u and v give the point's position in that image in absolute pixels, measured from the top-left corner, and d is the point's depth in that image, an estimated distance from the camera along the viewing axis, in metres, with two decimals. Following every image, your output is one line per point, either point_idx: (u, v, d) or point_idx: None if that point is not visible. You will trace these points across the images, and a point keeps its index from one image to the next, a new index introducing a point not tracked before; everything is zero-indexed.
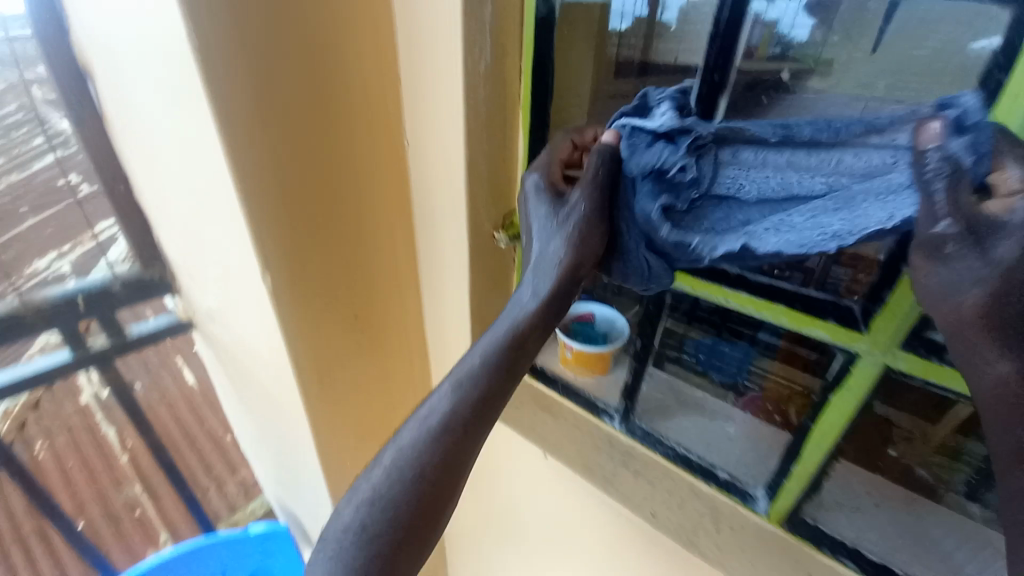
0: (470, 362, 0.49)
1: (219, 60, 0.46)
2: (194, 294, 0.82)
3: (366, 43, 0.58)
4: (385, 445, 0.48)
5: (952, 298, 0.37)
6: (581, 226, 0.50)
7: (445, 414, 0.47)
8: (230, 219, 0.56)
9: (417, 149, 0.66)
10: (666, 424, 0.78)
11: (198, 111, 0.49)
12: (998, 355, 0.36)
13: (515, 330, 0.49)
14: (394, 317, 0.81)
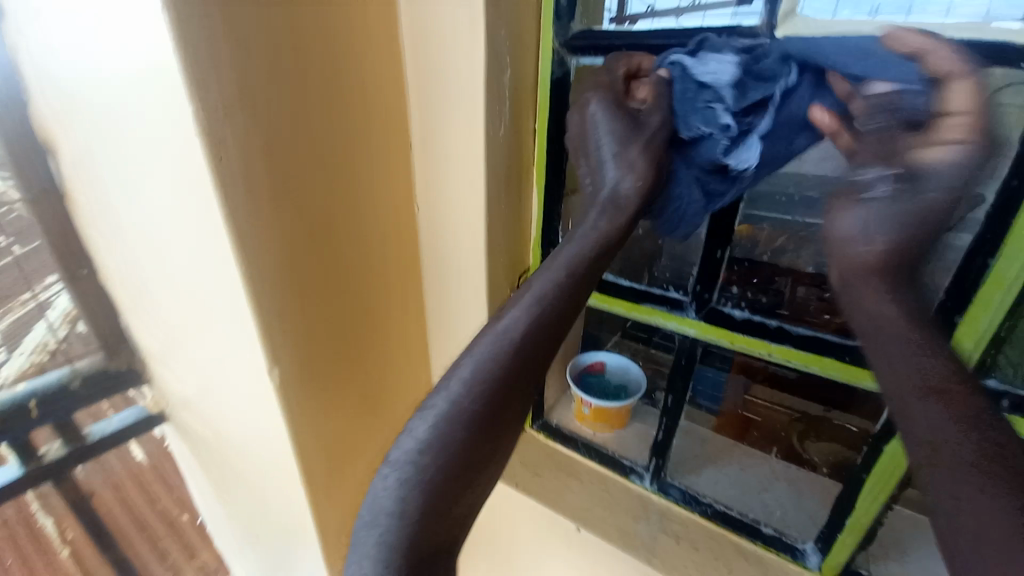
0: (546, 284, 0.46)
1: (221, 95, 0.39)
2: (167, 383, 0.73)
3: (374, 54, 0.52)
4: (445, 377, 0.45)
5: (857, 240, 0.39)
6: (651, 150, 0.47)
7: (525, 329, 0.45)
8: (226, 294, 0.48)
9: (432, 213, 0.63)
10: (700, 478, 0.75)
11: (190, 160, 0.41)
12: (886, 291, 0.39)
13: (593, 247, 0.47)
14: (402, 390, 0.74)
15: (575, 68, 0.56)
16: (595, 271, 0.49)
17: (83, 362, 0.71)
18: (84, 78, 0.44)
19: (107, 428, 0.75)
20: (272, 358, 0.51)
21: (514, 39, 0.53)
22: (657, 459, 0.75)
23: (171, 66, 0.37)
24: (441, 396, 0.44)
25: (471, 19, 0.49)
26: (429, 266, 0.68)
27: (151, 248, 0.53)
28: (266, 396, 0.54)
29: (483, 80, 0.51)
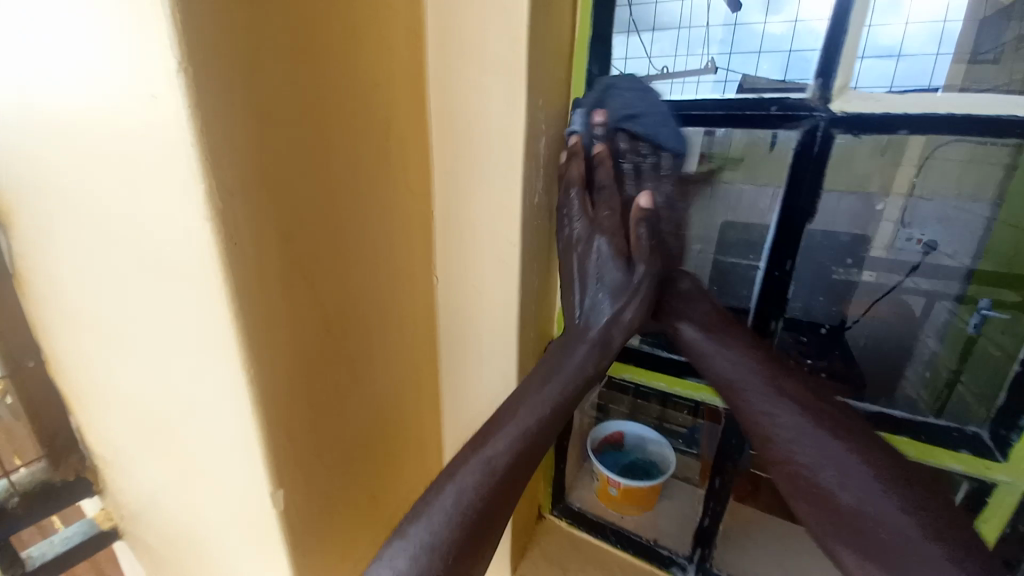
0: (529, 416, 0.46)
1: (234, 143, 0.33)
2: (123, 495, 0.62)
3: (399, 93, 0.47)
4: (425, 499, 0.44)
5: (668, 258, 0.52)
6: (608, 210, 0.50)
7: (507, 457, 0.44)
8: (220, 391, 0.39)
9: (452, 286, 0.57)
10: (748, 565, 0.67)
11: (191, 222, 0.33)
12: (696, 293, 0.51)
13: (577, 385, 0.47)
14: (413, 487, 0.64)
15: None
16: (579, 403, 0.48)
17: (20, 474, 0.62)
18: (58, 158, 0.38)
19: (50, 549, 0.65)
20: (275, 475, 0.42)
21: (548, 110, 0.50)
22: (702, 547, 0.67)
23: (183, 143, 0.31)
24: (420, 523, 0.43)
25: (510, 89, 0.46)
26: (446, 343, 0.61)
27: (121, 341, 0.45)
28: (264, 520, 0.44)
29: (521, 152, 0.47)
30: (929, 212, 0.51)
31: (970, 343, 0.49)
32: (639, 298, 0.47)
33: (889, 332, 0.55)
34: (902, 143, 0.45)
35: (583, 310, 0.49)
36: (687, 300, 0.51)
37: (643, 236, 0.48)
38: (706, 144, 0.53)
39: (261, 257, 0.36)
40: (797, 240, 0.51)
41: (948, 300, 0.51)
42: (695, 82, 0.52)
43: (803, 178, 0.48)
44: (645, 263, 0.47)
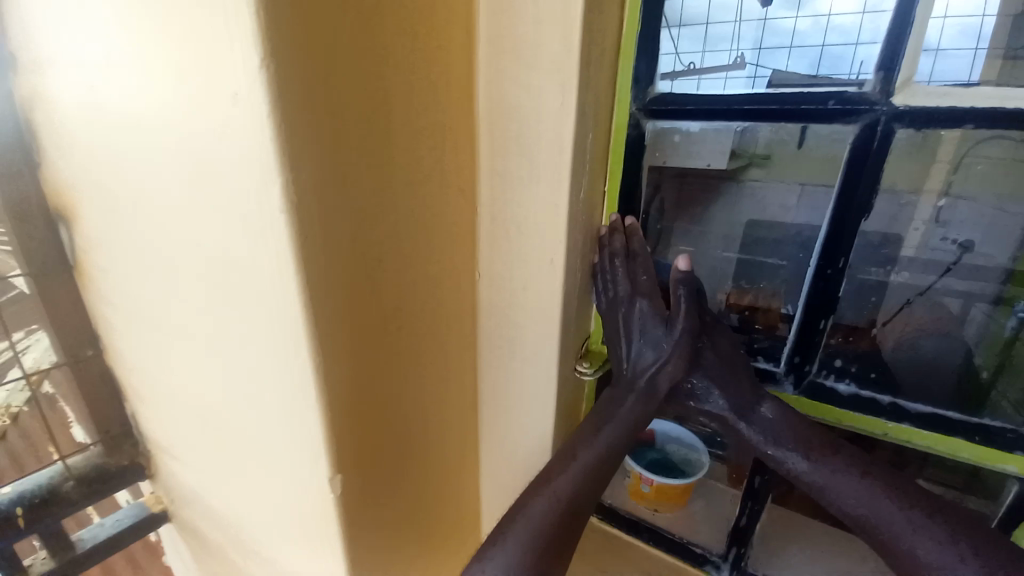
0: (590, 456, 0.50)
1: (303, 142, 0.33)
2: (173, 479, 0.65)
3: (449, 90, 0.48)
4: (500, 526, 0.48)
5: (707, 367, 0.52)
6: (644, 276, 0.54)
7: (573, 481, 0.49)
8: (281, 382, 0.41)
9: (493, 284, 0.58)
10: (782, 563, 0.66)
11: (266, 218, 0.35)
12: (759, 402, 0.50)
13: (627, 430, 0.51)
14: (452, 481, 0.65)
15: (649, 131, 0.56)
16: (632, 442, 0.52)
17: (76, 459, 0.65)
18: (134, 160, 0.41)
19: (100, 533, 0.68)
20: (334, 464, 0.43)
21: (596, 107, 0.51)
22: (738, 547, 0.67)
23: (265, 143, 0.32)
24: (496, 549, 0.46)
25: (561, 87, 0.46)
26: (486, 340, 0.62)
27: (180, 334, 0.47)
28: (320, 506, 0.46)
29: (570, 150, 0.48)
30: (968, 213, 0.49)
31: (1009, 345, 0.48)
32: (676, 353, 0.51)
33: (924, 335, 0.53)
34: (937, 140, 0.44)
35: (627, 361, 0.54)
36: (741, 410, 0.50)
37: (683, 302, 0.51)
38: (736, 141, 0.53)
39: (324, 250, 0.37)
40: (848, 239, 0.50)
41: (985, 300, 0.50)
42: (724, 78, 0.52)
43: (861, 175, 0.48)
44: (684, 324, 0.51)
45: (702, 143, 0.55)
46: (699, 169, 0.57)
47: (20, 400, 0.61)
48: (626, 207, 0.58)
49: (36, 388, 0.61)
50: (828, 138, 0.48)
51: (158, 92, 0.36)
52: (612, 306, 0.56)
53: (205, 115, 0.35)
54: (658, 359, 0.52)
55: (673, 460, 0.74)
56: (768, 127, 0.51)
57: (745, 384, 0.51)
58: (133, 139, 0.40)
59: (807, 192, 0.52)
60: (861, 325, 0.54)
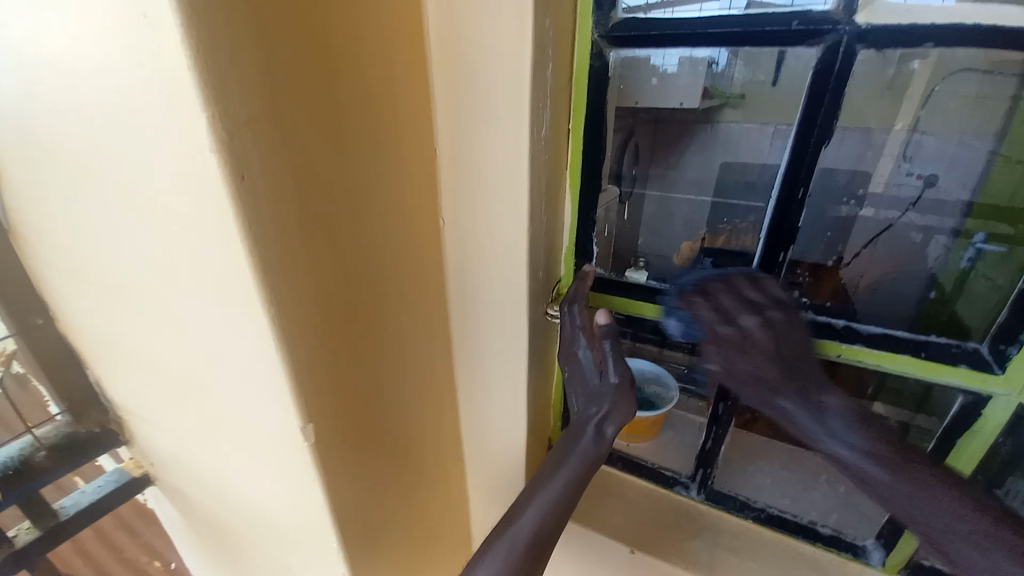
0: (546, 495, 0.51)
1: (230, 73, 0.31)
2: (149, 444, 0.64)
3: (397, 16, 0.45)
4: (490, 539, 0.50)
5: (756, 375, 0.55)
6: (585, 331, 0.58)
7: (560, 490, 0.52)
8: (238, 334, 0.40)
9: (460, 229, 0.58)
10: (745, 481, 0.72)
11: (198, 161, 0.32)
12: (825, 390, 0.53)
13: (585, 465, 0.53)
14: (432, 428, 0.67)
15: (613, 62, 0.54)
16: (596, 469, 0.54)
17: (45, 429, 0.65)
18: (48, 107, 0.38)
19: (82, 499, 0.69)
20: (304, 414, 0.43)
21: (556, 35, 0.49)
22: (704, 468, 0.71)
23: (180, 71, 0.29)
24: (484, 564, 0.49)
25: (517, 11, 0.44)
26: (456, 287, 0.62)
27: (130, 295, 0.45)
28: (294, 456, 0.46)
29: (529, 80, 0.46)
30: (932, 151, 0.52)
31: (960, 279, 0.51)
32: (616, 403, 0.55)
33: (886, 272, 0.57)
34: (905, 78, 0.46)
35: (578, 411, 0.57)
36: (802, 396, 0.54)
37: (607, 351, 0.56)
38: (708, 80, 0.54)
39: (273, 192, 0.36)
40: (809, 166, 0.50)
41: (944, 235, 0.53)
42: (698, 9, 0.48)
43: (821, 101, 0.47)
44: (616, 374, 0.55)
45: (672, 83, 0.55)
46: (672, 108, 0.58)
47: None
48: (591, 144, 0.57)
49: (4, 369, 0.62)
50: (792, 64, 0.47)
51: (61, 26, 0.33)
52: (566, 354, 0.60)
53: (117, 48, 0.31)
54: (601, 411, 0.55)
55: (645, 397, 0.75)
56: (743, 67, 0.51)
57: (801, 379, 0.54)
58: (42, 82, 0.36)
59: (779, 133, 0.52)
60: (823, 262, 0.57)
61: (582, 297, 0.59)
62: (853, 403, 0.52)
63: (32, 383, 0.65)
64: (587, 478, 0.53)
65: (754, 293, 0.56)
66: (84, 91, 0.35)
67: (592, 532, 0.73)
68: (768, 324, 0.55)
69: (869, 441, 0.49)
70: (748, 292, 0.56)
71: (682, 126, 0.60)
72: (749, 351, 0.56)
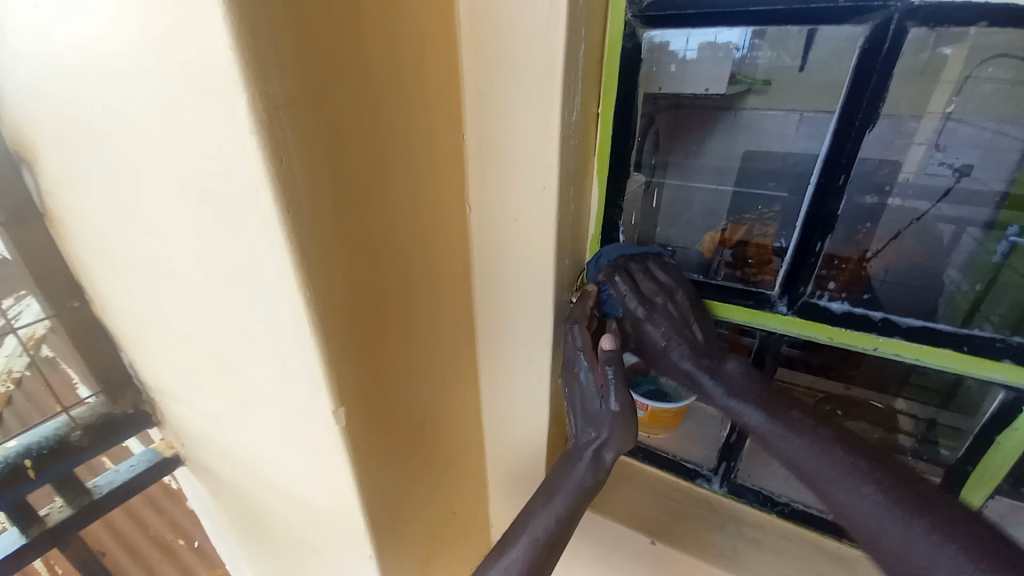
0: (540, 526, 0.56)
1: (270, 53, 0.31)
2: (181, 424, 0.66)
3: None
4: (490, 557, 0.56)
5: (671, 353, 0.57)
6: (589, 358, 0.57)
7: (552, 522, 0.56)
8: (273, 318, 0.40)
9: (486, 215, 0.57)
10: (770, 476, 0.71)
11: (239, 142, 0.32)
12: (729, 361, 0.56)
13: (576, 496, 0.57)
14: (455, 414, 0.68)
15: (646, 43, 0.52)
16: (588, 500, 0.57)
17: (80, 410, 0.66)
18: (86, 90, 0.38)
19: (115, 478, 0.71)
20: (336, 397, 0.44)
21: (588, 13, 0.48)
22: (728, 461, 0.70)
23: (221, 50, 0.29)
24: None
25: None
26: (481, 275, 0.62)
27: (164, 277, 0.46)
28: (324, 439, 0.47)
29: (562, 60, 0.45)
30: (965, 137, 0.48)
31: (993, 273, 0.50)
32: (613, 433, 0.56)
33: (907, 264, 0.54)
34: (942, 63, 0.44)
35: (576, 434, 0.59)
36: (708, 371, 0.55)
37: (610, 377, 0.56)
38: (736, 65, 0.52)
39: (312, 176, 0.36)
40: (851, 151, 0.49)
41: (977, 227, 0.51)
42: None
43: (870, 78, 0.45)
44: (617, 403, 0.56)
45: (698, 70, 0.54)
46: (695, 94, 0.55)
47: (20, 365, 0.64)
48: (619, 127, 0.56)
49: (34, 353, 0.64)
50: (835, 43, 0.45)
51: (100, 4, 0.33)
52: (568, 373, 0.59)
53: (156, 29, 0.31)
54: (599, 436, 0.57)
55: (664, 389, 0.75)
56: (768, 50, 0.50)
57: (710, 354, 0.56)
58: (82, 66, 0.37)
59: (807, 119, 0.51)
60: (850, 254, 0.54)
61: (583, 318, 0.58)
62: (750, 375, 0.55)
63: (62, 365, 0.66)
64: (579, 506, 0.57)
65: (656, 275, 0.58)
66: (121, 70, 0.35)
67: (612, 522, 0.73)
68: (677, 303, 0.57)
69: (778, 419, 0.51)
70: (659, 272, 0.58)
71: (698, 112, 0.57)
72: (661, 322, 0.56)
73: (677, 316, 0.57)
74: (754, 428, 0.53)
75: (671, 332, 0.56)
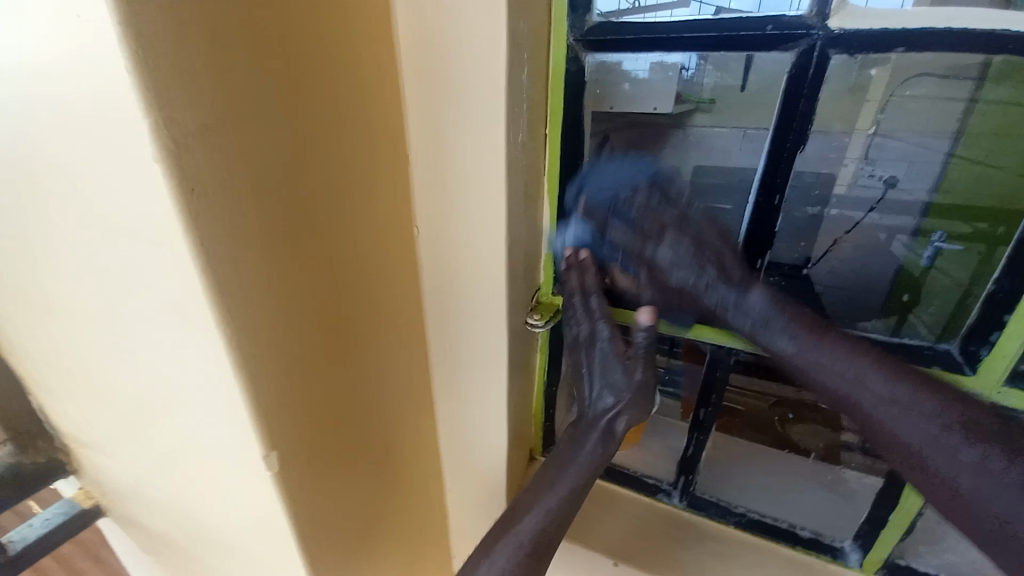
0: (550, 500, 0.54)
1: (177, 75, 0.28)
2: (103, 473, 0.59)
3: (366, 19, 0.43)
4: (505, 531, 0.55)
5: (683, 275, 0.52)
6: (608, 322, 0.55)
7: (562, 497, 0.53)
8: (195, 358, 0.37)
9: (435, 238, 0.56)
10: (727, 486, 0.72)
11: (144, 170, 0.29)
12: (750, 287, 0.50)
13: (587, 473, 0.53)
14: (411, 443, 0.65)
15: (589, 67, 0.53)
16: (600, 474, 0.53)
17: None
18: None
19: (31, 534, 0.62)
20: (267, 440, 0.40)
21: (531, 36, 0.48)
22: (686, 475, 0.71)
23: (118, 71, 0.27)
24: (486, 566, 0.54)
25: (491, 12, 0.43)
26: (432, 297, 0.60)
27: (75, 315, 0.42)
28: (257, 485, 0.43)
29: (504, 81, 0.45)
30: (895, 152, 0.51)
31: (923, 275, 0.52)
32: (633, 401, 0.51)
33: (853, 265, 0.57)
34: (868, 81, 0.46)
35: (589, 404, 0.54)
36: (733, 296, 0.50)
37: (641, 347, 0.53)
38: (682, 85, 0.52)
39: (234, 201, 0.33)
40: (786, 171, 0.51)
41: (906, 233, 0.53)
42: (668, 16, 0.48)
43: (797, 104, 0.47)
44: (640, 372, 0.51)
45: (645, 91, 0.54)
46: (647, 113, 0.56)
47: None
48: (568, 148, 0.56)
49: None
50: (766, 69, 0.47)
51: None
52: (572, 340, 0.57)
53: (51, 48, 0.28)
54: (615, 404, 0.52)
55: None
56: (713, 71, 0.50)
57: (731, 273, 0.50)
58: None
59: (749, 136, 0.52)
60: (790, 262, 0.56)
61: (591, 288, 0.57)
62: (777, 299, 0.49)
63: None
64: (590, 481, 0.53)
65: (664, 209, 0.52)
66: (13, 89, 0.31)
67: (577, 547, 0.71)
68: (686, 229, 0.51)
69: (810, 344, 0.47)
70: (659, 194, 0.52)
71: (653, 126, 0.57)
72: (670, 244, 0.51)
73: (688, 248, 0.51)
74: (790, 360, 0.48)
75: (685, 255, 0.51)
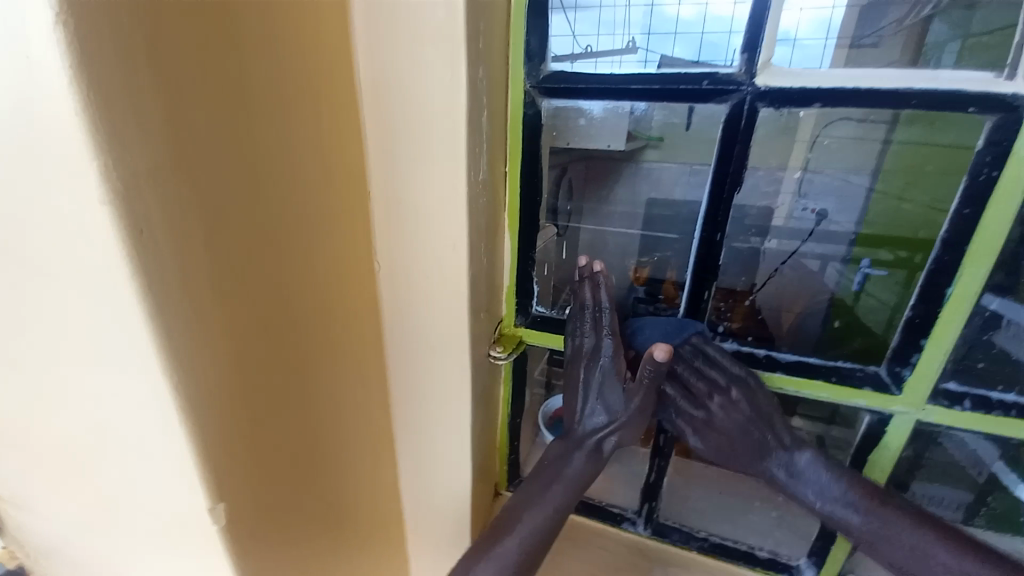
0: (535, 515, 0.51)
1: (130, 120, 0.28)
2: (17, 537, 0.53)
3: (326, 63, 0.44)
4: (478, 550, 0.50)
5: (724, 428, 0.54)
6: (616, 338, 0.53)
7: (549, 513, 0.51)
8: (137, 408, 0.34)
9: (396, 273, 0.56)
10: (688, 511, 0.73)
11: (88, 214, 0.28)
12: (791, 447, 0.52)
13: (575, 490, 0.52)
14: (369, 485, 0.62)
15: (545, 110, 0.56)
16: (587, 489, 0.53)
17: None
18: None
19: None
20: (213, 491, 0.37)
21: (490, 82, 0.50)
22: (650, 501, 0.72)
23: (68, 115, 0.26)
24: None
25: (452, 61, 0.45)
26: (393, 332, 0.59)
27: None
28: (199, 542, 0.40)
29: (464, 125, 0.47)
30: (823, 186, 0.65)
31: (857, 296, 0.59)
32: (631, 422, 0.51)
33: (792, 282, 0.67)
34: (797, 120, 0.50)
35: (580, 418, 0.54)
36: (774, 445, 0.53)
37: (647, 380, 0.49)
38: (633, 124, 0.58)
39: (184, 243, 0.32)
40: (726, 210, 0.54)
41: (836, 257, 0.65)
42: (619, 60, 0.54)
43: (732, 149, 0.51)
44: (640, 400, 0.50)
45: (598, 130, 0.59)
46: (600, 149, 0.61)
47: None
48: (528, 185, 0.58)
49: None
50: (706, 117, 0.52)
51: None
52: (573, 353, 0.55)
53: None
54: (612, 423, 0.52)
55: None
56: (660, 112, 0.54)
57: (771, 420, 0.53)
58: None
59: (694, 171, 0.58)
60: (738, 286, 0.62)
61: (602, 299, 0.53)
62: (820, 460, 0.52)
63: None
64: (576, 493, 0.52)
65: (718, 373, 0.54)
66: None
67: None
68: (736, 392, 0.54)
69: (847, 492, 0.50)
70: (705, 359, 0.54)
71: (606, 162, 0.64)
72: (715, 395, 0.54)
73: (736, 400, 0.54)
74: (816, 507, 0.51)
75: (724, 401, 0.54)
